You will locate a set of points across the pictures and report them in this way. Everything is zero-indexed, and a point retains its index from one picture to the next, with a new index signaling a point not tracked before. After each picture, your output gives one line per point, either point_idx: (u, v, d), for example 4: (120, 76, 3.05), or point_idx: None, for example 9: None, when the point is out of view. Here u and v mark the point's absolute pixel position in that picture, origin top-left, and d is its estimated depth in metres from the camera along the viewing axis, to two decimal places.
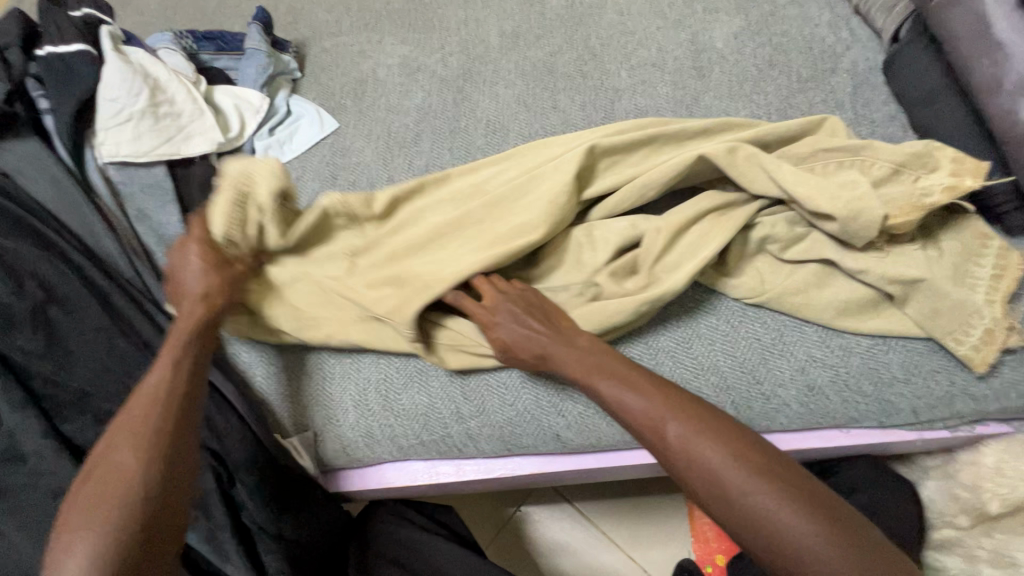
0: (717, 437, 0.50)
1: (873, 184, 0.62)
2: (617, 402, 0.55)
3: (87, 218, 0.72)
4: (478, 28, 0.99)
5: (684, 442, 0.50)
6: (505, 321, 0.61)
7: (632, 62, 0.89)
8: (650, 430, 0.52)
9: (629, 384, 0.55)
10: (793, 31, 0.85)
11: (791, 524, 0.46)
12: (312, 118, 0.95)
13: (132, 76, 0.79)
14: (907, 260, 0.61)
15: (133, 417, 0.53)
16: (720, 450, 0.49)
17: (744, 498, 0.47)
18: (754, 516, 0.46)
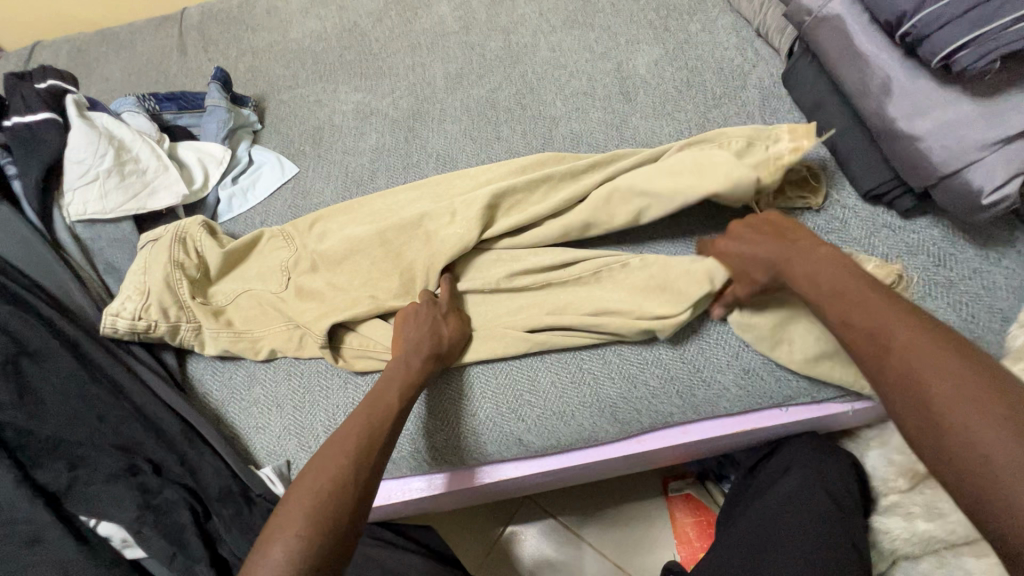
0: (956, 365, 0.46)
1: (743, 152, 0.72)
2: (847, 317, 0.54)
3: (57, 273, 0.76)
4: (425, 72, 1.07)
5: (887, 331, 0.51)
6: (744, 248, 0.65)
7: (565, 92, 0.97)
8: (879, 344, 0.51)
9: (863, 302, 0.54)
10: (705, 55, 0.95)
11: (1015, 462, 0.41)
12: (273, 165, 1.01)
13: (96, 139, 0.84)
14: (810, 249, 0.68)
15: (325, 460, 0.56)
16: (958, 378, 0.45)
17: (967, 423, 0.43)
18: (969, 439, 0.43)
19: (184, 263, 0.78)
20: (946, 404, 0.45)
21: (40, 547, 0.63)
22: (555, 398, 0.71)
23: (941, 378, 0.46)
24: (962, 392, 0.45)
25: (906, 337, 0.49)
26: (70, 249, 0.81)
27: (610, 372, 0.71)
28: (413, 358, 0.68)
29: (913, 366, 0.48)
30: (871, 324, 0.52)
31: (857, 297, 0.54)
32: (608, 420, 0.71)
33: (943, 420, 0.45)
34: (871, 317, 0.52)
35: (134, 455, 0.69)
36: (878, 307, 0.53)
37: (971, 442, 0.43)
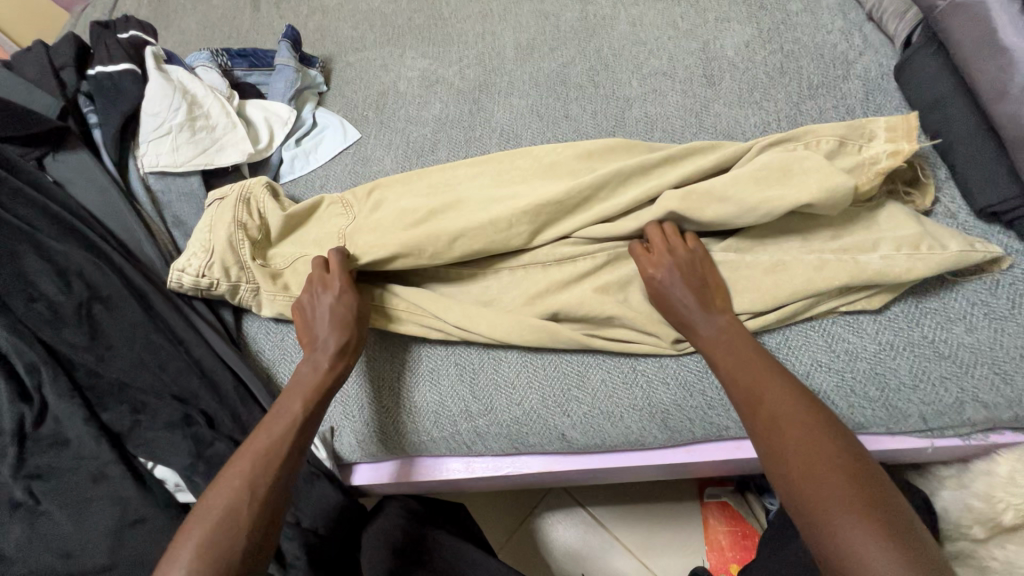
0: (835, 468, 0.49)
1: (834, 153, 0.66)
2: (751, 413, 0.55)
3: (129, 223, 0.78)
4: (495, 41, 1.02)
5: (791, 444, 0.51)
6: (661, 274, 0.64)
7: (643, 71, 0.91)
8: (773, 450, 0.52)
9: (754, 401, 0.55)
10: (804, 37, 0.86)
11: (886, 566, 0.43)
12: (335, 129, 1.00)
13: (171, 93, 0.85)
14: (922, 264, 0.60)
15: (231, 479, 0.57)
16: (838, 488, 0.47)
17: (846, 532, 0.45)
18: (847, 552, 0.45)
19: (247, 224, 0.78)
20: (847, 536, 0.45)
21: (104, 481, 0.67)
22: (603, 397, 0.68)
23: (842, 503, 0.46)
24: (868, 527, 0.45)
25: (813, 456, 0.50)
26: (141, 200, 0.84)
27: (665, 376, 0.68)
28: (324, 356, 0.66)
29: (816, 488, 0.48)
30: (783, 441, 0.52)
31: (771, 403, 0.54)
32: (658, 426, 0.67)
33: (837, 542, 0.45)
34: (773, 417, 0.53)
35: (190, 406, 0.71)
36: (791, 419, 0.53)
37: (848, 553, 0.45)
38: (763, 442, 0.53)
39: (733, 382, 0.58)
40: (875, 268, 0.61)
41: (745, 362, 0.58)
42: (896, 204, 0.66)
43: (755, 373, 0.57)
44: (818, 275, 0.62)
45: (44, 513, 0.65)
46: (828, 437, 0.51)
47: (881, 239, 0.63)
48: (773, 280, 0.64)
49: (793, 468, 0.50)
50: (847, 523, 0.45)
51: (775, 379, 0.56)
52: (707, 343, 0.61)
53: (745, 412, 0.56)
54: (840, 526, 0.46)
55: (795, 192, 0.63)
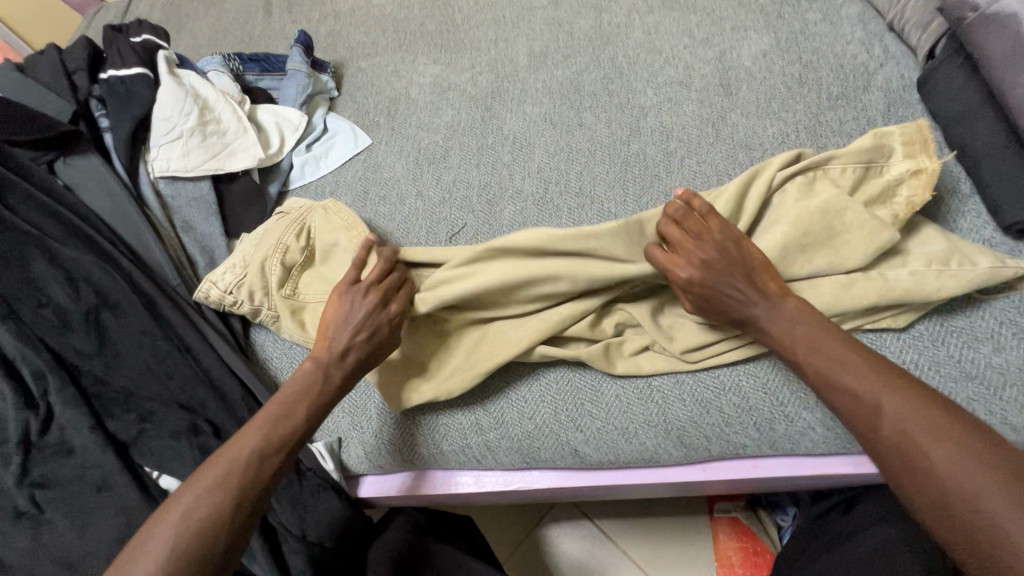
0: (930, 416, 0.48)
1: (851, 172, 0.65)
2: (817, 370, 0.54)
3: (138, 227, 0.77)
4: (508, 48, 1.02)
5: (878, 399, 0.50)
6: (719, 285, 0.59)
7: (658, 80, 0.90)
8: (859, 406, 0.51)
9: (827, 358, 0.54)
10: (823, 48, 0.84)
11: (1004, 507, 0.43)
12: (346, 135, 0.99)
13: (183, 97, 0.84)
14: (953, 281, 0.58)
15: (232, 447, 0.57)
16: (939, 439, 0.47)
17: (963, 480, 0.45)
18: (970, 500, 0.44)
19: (289, 246, 0.75)
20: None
21: (108, 491, 0.66)
22: (617, 413, 0.67)
23: (943, 450, 0.46)
24: (979, 472, 0.45)
25: (967, 461, 0.45)
26: (151, 204, 0.83)
27: (681, 393, 0.66)
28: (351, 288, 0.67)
29: (917, 439, 0.48)
30: (866, 396, 0.51)
31: (893, 406, 0.50)
32: (673, 443, 0.66)
33: (948, 490, 0.45)
34: (852, 376, 0.52)
35: (196, 415, 0.70)
36: (912, 409, 0.49)
37: (966, 502, 0.44)
38: (893, 452, 0.49)
39: (793, 340, 0.56)
40: (902, 286, 0.59)
41: (810, 323, 0.56)
42: (918, 219, 0.64)
43: (867, 375, 0.52)
44: (842, 293, 0.60)
45: (47, 522, 0.64)
46: (913, 392, 0.50)
47: (908, 256, 0.61)
48: (796, 292, 0.61)
49: (879, 426, 0.50)
50: (965, 469, 0.45)
51: (887, 378, 0.51)
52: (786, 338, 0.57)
53: (857, 417, 0.52)
54: (945, 470, 0.46)
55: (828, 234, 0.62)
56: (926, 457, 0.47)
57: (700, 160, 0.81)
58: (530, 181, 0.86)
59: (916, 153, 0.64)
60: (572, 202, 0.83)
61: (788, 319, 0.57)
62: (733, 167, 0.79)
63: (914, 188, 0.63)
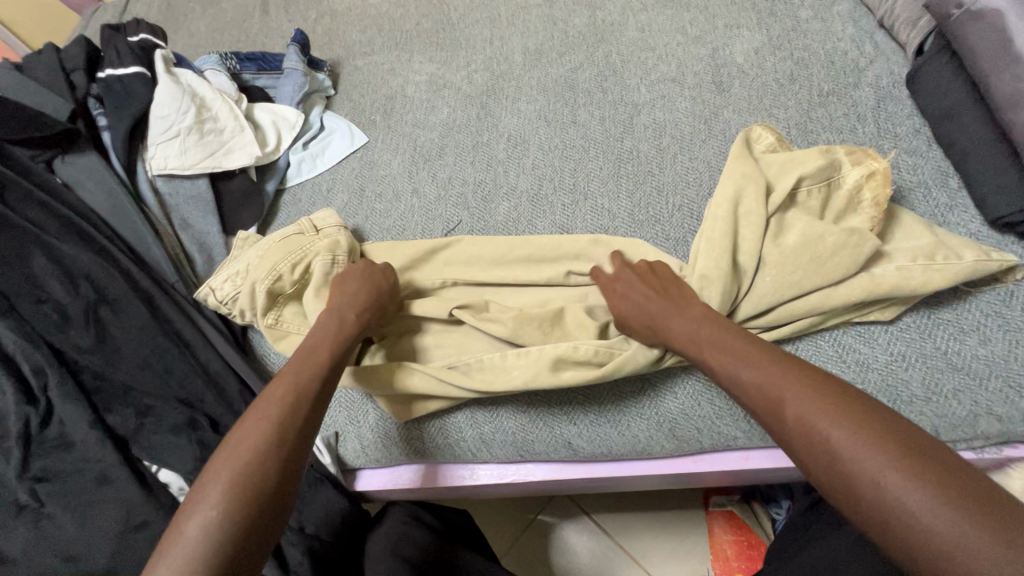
0: (836, 404, 0.47)
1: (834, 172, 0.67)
2: (729, 371, 0.54)
3: (136, 224, 0.78)
4: (503, 46, 1.02)
5: (779, 391, 0.50)
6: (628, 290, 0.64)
7: (651, 77, 0.90)
8: (768, 406, 0.50)
9: (745, 357, 0.54)
10: (815, 45, 0.85)
11: (916, 493, 0.41)
12: (342, 133, 1.00)
13: (180, 96, 0.85)
14: (940, 274, 0.59)
15: (257, 412, 0.54)
16: (843, 424, 0.45)
17: (871, 470, 0.43)
18: (875, 489, 0.42)
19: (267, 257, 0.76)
20: (932, 528, 0.39)
21: (108, 485, 0.66)
22: (610, 406, 0.68)
23: (849, 435, 0.45)
24: (885, 458, 0.43)
25: (864, 442, 0.44)
26: (149, 202, 0.84)
27: (673, 386, 0.67)
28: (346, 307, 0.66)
29: (821, 428, 0.46)
30: (774, 389, 0.50)
31: (792, 395, 0.49)
32: (665, 435, 0.67)
33: (856, 479, 0.43)
34: (758, 371, 0.52)
35: (195, 410, 0.71)
36: (818, 398, 0.48)
37: (876, 491, 0.42)
38: (801, 444, 0.47)
39: (703, 339, 0.57)
40: (889, 279, 0.60)
41: (718, 326, 0.57)
42: (906, 213, 0.65)
43: (762, 369, 0.52)
44: (832, 287, 0.61)
45: (48, 516, 0.65)
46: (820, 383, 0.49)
47: (896, 249, 0.62)
48: (788, 283, 0.62)
49: (789, 417, 0.48)
50: (866, 455, 0.43)
51: (781, 369, 0.51)
52: (698, 341, 0.57)
53: (766, 411, 0.51)
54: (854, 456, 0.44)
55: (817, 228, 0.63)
56: (829, 442, 0.45)
57: (693, 156, 0.82)
58: (525, 178, 0.87)
59: (865, 156, 0.67)
60: (566, 199, 0.84)
61: (696, 321, 0.58)
62: (725, 162, 0.80)
63: (873, 193, 0.65)
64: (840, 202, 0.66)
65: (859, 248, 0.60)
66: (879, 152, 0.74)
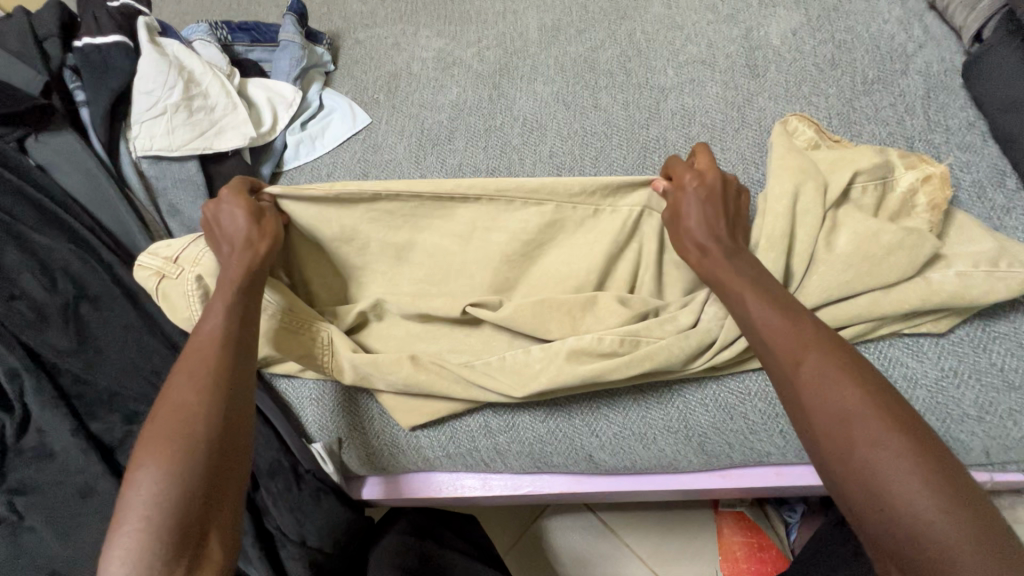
0: (857, 374, 0.45)
1: (883, 173, 0.62)
2: (761, 320, 0.50)
3: (118, 211, 0.71)
4: (517, 21, 0.95)
5: (806, 347, 0.47)
6: (691, 203, 0.57)
7: (679, 59, 0.84)
8: (788, 356, 0.47)
9: (781, 311, 0.50)
10: (858, 27, 0.79)
11: (907, 471, 0.40)
12: (343, 113, 0.92)
13: (166, 69, 0.77)
14: (1005, 284, 0.54)
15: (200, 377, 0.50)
16: (858, 395, 0.44)
17: (871, 441, 0.42)
18: (868, 457, 0.41)
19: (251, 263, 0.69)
20: (909, 508, 0.39)
21: (92, 497, 0.61)
22: (635, 417, 0.63)
23: (861, 405, 0.43)
24: (889, 434, 0.42)
25: (877, 421, 0.42)
26: (134, 186, 0.77)
27: (704, 398, 0.62)
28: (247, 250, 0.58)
29: (836, 391, 0.44)
30: (799, 346, 0.47)
31: (817, 364, 0.46)
32: (694, 450, 0.63)
33: (853, 446, 0.42)
34: (791, 330, 0.48)
35: None
36: (841, 367, 0.45)
37: (869, 463, 0.41)
38: (807, 410, 0.45)
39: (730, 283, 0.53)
40: (947, 290, 0.55)
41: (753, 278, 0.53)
42: (962, 216, 0.60)
43: (795, 328, 0.48)
44: (883, 298, 0.57)
45: (28, 530, 0.61)
46: (842, 352, 0.47)
47: (956, 257, 0.57)
48: (837, 282, 0.57)
49: (807, 373, 0.46)
50: (873, 428, 0.42)
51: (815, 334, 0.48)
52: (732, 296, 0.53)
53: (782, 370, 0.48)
54: (859, 428, 0.42)
55: (870, 228, 0.58)
56: (840, 406, 0.44)
57: (725, 147, 0.76)
58: (542, 167, 0.81)
59: (920, 160, 0.62)
60: None
61: (743, 271, 0.54)
62: (759, 154, 0.74)
63: (929, 196, 0.60)
64: (890, 203, 0.61)
65: (915, 249, 0.56)
66: (929, 147, 0.68)
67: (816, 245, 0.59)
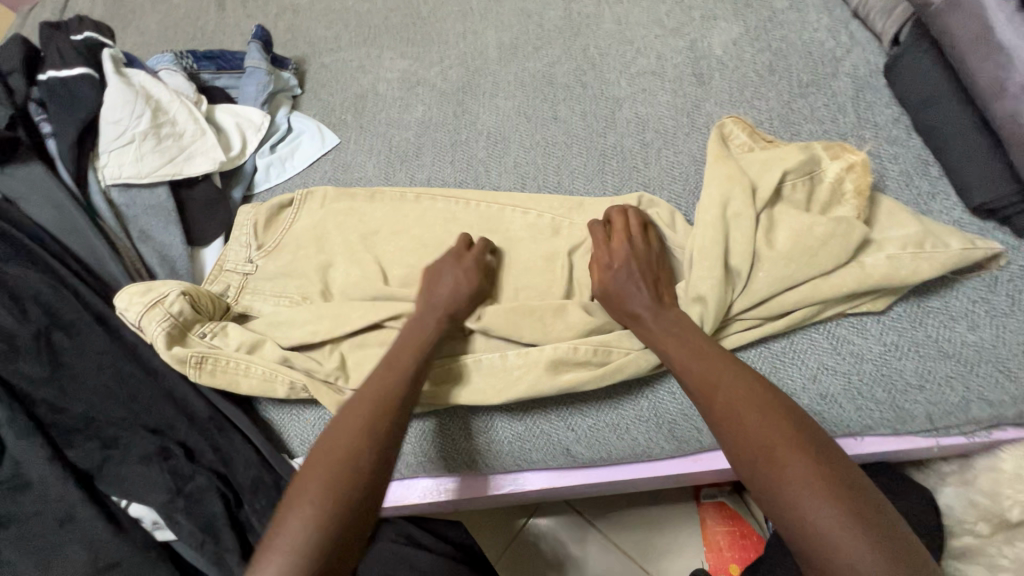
0: (761, 402, 0.51)
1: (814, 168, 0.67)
2: (681, 363, 0.56)
3: (89, 238, 0.72)
4: (477, 40, 0.99)
5: (720, 381, 0.53)
6: (620, 274, 0.63)
7: (631, 70, 0.89)
8: (705, 393, 0.53)
9: (698, 351, 0.56)
10: (792, 36, 0.85)
11: (806, 485, 0.45)
12: (312, 134, 0.95)
13: (133, 98, 0.79)
14: (931, 262, 0.59)
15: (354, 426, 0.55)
16: (764, 420, 0.49)
17: (777, 461, 0.47)
18: (779, 475, 0.46)
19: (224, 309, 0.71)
20: (813, 516, 0.44)
21: (72, 525, 0.61)
22: (608, 408, 0.66)
23: (769, 428, 0.49)
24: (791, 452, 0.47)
25: (780, 440, 0.48)
26: (103, 215, 0.78)
27: (671, 385, 0.66)
28: (432, 318, 0.64)
29: (747, 418, 0.50)
30: (715, 381, 0.53)
31: (732, 394, 0.52)
32: (665, 436, 0.66)
33: (764, 466, 0.47)
34: (708, 368, 0.54)
35: (166, 438, 0.66)
36: (748, 396, 0.51)
37: (779, 480, 0.46)
38: (729, 437, 0.50)
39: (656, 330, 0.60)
40: (881, 272, 0.60)
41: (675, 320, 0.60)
42: (891, 202, 0.66)
43: (709, 366, 0.54)
44: (825, 282, 0.61)
45: (6, 563, 0.60)
46: (750, 381, 0.53)
47: (888, 240, 0.62)
48: (785, 278, 0.61)
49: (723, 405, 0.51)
50: (778, 447, 0.47)
51: (736, 374, 0.53)
52: (662, 338, 0.59)
53: (704, 405, 0.53)
54: (767, 448, 0.48)
55: (808, 225, 0.62)
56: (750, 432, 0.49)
57: (677, 150, 0.81)
58: (507, 177, 0.85)
59: (841, 150, 0.67)
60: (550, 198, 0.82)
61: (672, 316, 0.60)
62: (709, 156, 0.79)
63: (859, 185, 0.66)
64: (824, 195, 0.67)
65: (849, 237, 0.61)
66: (860, 143, 0.74)
67: (761, 236, 0.63)
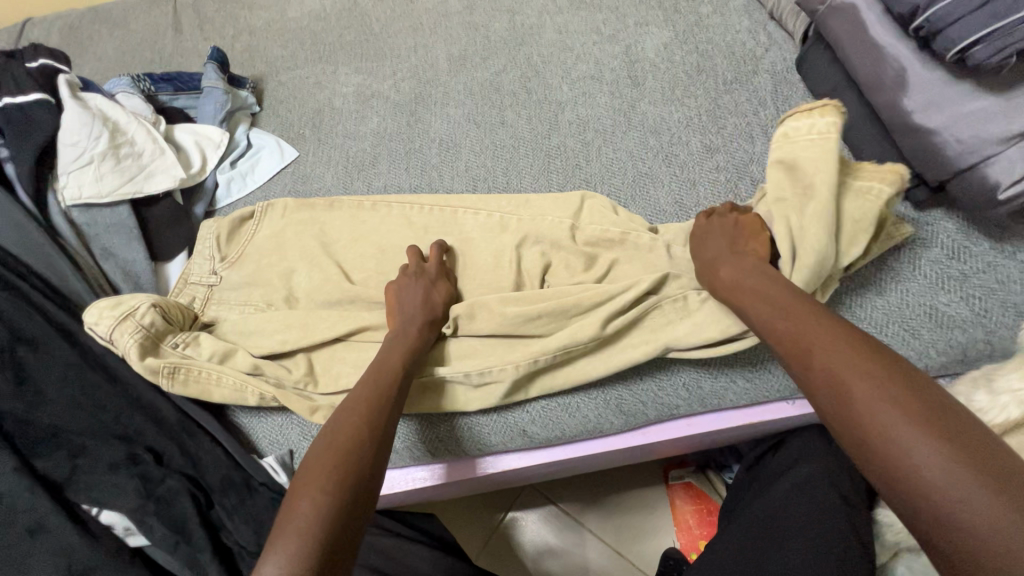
0: (857, 349, 0.46)
1: None
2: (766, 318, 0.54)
3: (51, 257, 0.75)
4: (427, 54, 1.04)
5: (809, 330, 0.50)
6: (716, 241, 0.66)
7: (572, 75, 0.95)
8: (794, 344, 0.50)
9: (780, 305, 0.54)
10: (716, 38, 0.92)
11: (912, 432, 0.40)
12: (271, 149, 0.98)
13: (90, 120, 0.81)
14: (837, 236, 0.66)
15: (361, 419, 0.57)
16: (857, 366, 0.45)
17: (872, 404, 0.43)
18: (875, 420, 0.42)
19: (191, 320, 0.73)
20: (917, 463, 0.39)
21: (43, 534, 0.63)
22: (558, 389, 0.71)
23: (860, 373, 0.45)
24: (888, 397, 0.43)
25: (873, 386, 0.44)
26: (64, 234, 0.80)
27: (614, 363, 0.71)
28: (410, 325, 0.67)
29: (833, 365, 0.46)
30: (799, 331, 0.51)
31: (820, 345, 0.48)
32: (613, 411, 0.70)
33: (858, 410, 0.43)
34: (793, 320, 0.52)
35: (135, 444, 0.68)
36: (841, 343, 0.47)
37: (876, 424, 0.42)
38: (813, 383, 0.48)
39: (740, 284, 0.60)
40: None
41: (768, 275, 0.58)
42: None
43: (794, 318, 0.52)
44: None
45: None
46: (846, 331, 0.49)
47: None
48: None
49: (809, 353, 0.48)
50: (869, 391, 0.43)
51: (823, 320, 0.50)
52: (738, 289, 0.59)
53: (794, 353, 0.50)
54: (857, 391, 0.44)
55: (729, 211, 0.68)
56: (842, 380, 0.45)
57: (616, 148, 0.86)
58: (460, 180, 0.89)
59: None
60: None
61: (750, 271, 0.60)
62: (645, 151, 0.85)
63: None
64: None
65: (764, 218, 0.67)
66: None
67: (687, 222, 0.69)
